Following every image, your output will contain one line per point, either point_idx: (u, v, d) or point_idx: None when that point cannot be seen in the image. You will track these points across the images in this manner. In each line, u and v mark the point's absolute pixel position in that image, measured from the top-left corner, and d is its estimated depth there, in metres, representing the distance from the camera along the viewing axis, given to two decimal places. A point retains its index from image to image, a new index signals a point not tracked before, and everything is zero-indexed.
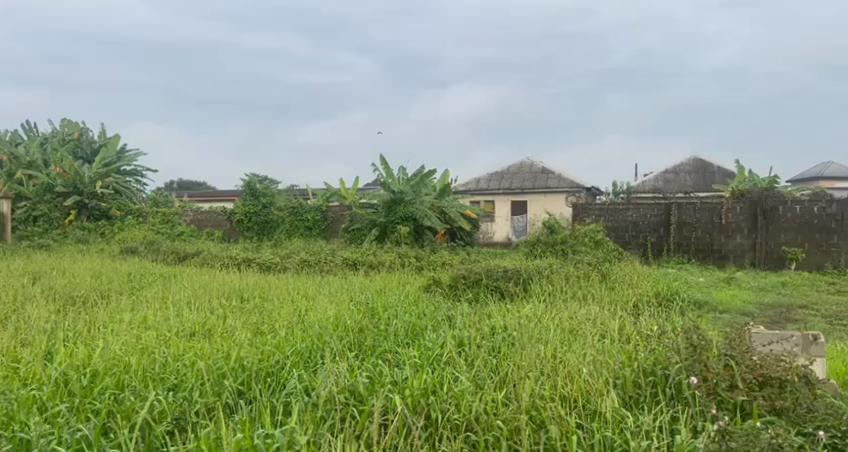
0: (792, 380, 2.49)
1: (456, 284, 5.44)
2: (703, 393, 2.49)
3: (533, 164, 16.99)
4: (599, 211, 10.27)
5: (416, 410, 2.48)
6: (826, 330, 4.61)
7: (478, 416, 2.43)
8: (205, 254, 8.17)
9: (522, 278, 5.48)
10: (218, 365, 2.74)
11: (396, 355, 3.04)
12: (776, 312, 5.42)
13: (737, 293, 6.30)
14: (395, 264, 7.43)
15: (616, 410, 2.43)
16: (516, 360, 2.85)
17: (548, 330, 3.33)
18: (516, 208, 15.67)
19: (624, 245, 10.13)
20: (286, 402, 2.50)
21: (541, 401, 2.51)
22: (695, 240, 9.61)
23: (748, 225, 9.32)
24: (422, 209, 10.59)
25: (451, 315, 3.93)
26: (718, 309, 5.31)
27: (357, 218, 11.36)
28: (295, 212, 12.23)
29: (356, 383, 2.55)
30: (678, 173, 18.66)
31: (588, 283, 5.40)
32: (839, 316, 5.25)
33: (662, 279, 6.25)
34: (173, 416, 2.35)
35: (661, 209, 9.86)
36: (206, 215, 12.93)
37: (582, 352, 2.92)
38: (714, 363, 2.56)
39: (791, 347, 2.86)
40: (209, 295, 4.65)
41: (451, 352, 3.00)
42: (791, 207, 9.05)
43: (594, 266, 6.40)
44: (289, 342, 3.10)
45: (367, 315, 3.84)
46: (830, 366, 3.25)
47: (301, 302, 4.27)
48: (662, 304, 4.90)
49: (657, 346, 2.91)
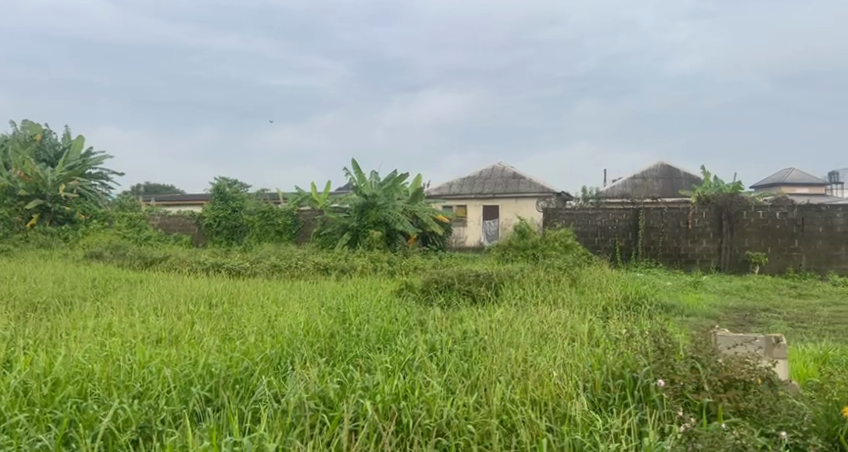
0: (756, 382, 2.55)
1: (429, 288, 5.45)
2: (670, 395, 2.53)
3: (504, 169, 17.13)
4: (569, 215, 10.35)
5: (386, 415, 2.46)
6: (788, 332, 4.74)
7: (450, 421, 2.43)
8: (172, 259, 8.03)
9: (493, 282, 5.52)
10: (185, 372, 2.70)
11: (367, 360, 3.02)
12: (740, 315, 5.55)
13: (703, 296, 6.42)
14: (367, 269, 7.42)
15: (585, 413, 2.46)
16: (487, 365, 2.86)
17: (519, 334, 3.35)
18: (488, 213, 15.76)
19: (593, 249, 10.21)
20: (254, 409, 2.47)
21: (511, 405, 2.52)
22: (662, 244, 9.78)
23: (713, 230, 9.53)
24: (394, 214, 10.58)
25: (423, 320, 3.93)
26: (684, 312, 5.41)
27: (329, 222, 11.30)
28: (266, 217, 12.08)
29: (327, 389, 2.53)
30: (645, 179, 19.00)
31: (558, 287, 5.46)
32: (800, 318, 5.40)
33: (630, 282, 6.36)
34: (138, 424, 2.30)
35: (629, 214, 10.00)
36: (174, 218, 12.76)
37: (552, 356, 2.95)
38: (681, 366, 2.61)
39: (755, 350, 2.92)
40: (176, 301, 4.57)
41: (422, 356, 3.00)
42: (754, 212, 9.28)
43: (564, 270, 6.46)
44: (258, 348, 3.07)
45: (338, 320, 3.81)
46: (792, 367, 3.34)
47: (271, 308, 4.22)
48: (630, 307, 4.98)
49: (626, 349, 2.95)
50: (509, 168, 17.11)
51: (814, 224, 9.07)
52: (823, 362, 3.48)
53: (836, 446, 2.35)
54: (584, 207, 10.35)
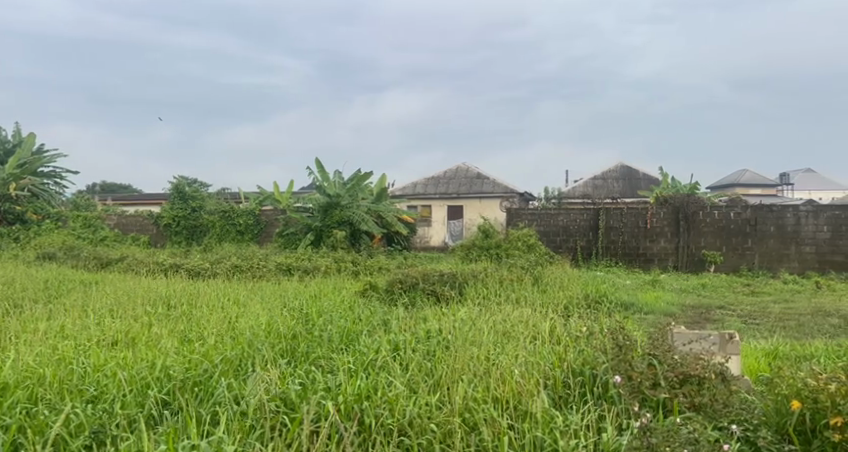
0: (710, 378, 2.61)
1: (393, 288, 5.44)
2: (627, 392, 2.58)
3: (468, 169, 17.23)
4: (532, 216, 10.46)
5: (349, 416, 2.45)
6: (741, 329, 4.88)
7: (412, 420, 2.43)
8: (129, 260, 7.84)
9: (456, 282, 5.55)
10: (142, 375, 2.64)
11: (329, 361, 3.01)
12: (696, 312, 5.70)
13: (661, 295, 6.58)
14: (331, 269, 7.37)
15: (546, 410, 2.49)
16: (450, 363, 2.87)
17: (483, 333, 3.37)
18: (452, 212, 15.83)
19: (555, 249, 10.35)
20: (213, 412, 2.42)
21: (473, 403, 2.54)
22: (622, 244, 9.96)
23: (671, 230, 9.74)
24: (358, 213, 10.54)
25: (387, 320, 3.92)
26: (643, 310, 5.52)
27: (292, 222, 11.19)
28: (226, 217, 11.90)
29: (288, 391, 2.51)
30: (605, 180, 19.36)
31: (521, 286, 5.52)
32: (753, 315, 5.57)
33: (591, 281, 6.47)
34: (91, 429, 2.24)
35: (590, 214, 10.17)
36: (132, 218, 12.46)
37: (514, 354, 2.99)
38: (638, 363, 2.66)
39: (709, 346, 3.01)
40: (133, 303, 4.47)
41: (386, 356, 2.99)
42: (710, 212, 9.54)
43: (526, 269, 6.53)
44: (218, 351, 3.02)
45: (301, 321, 3.78)
46: (744, 362, 3.45)
47: (232, 309, 4.17)
48: (590, 305, 5.08)
49: (587, 347, 2.99)
50: (473, 169, 17.21)
51: (766, 223, 9.37)
52: (774, 358, 3.59)
53: (785, 438, 2.44)
54: (547, 208, 10.48)
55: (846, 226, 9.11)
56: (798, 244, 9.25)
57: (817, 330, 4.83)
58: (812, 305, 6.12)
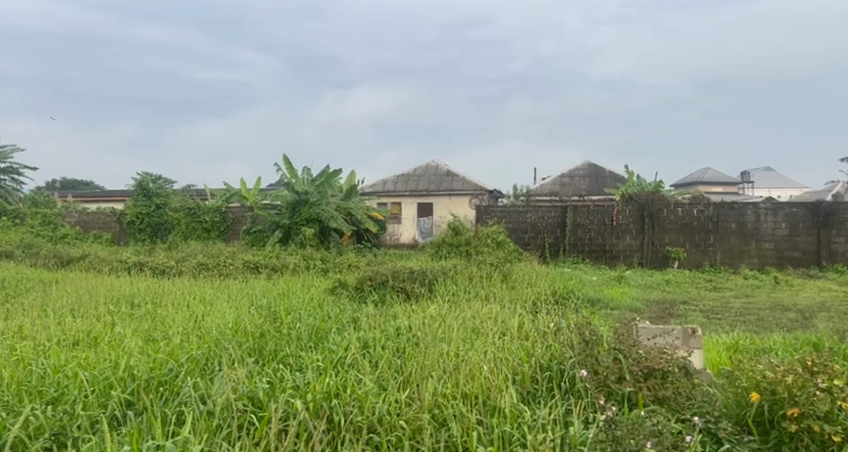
0: (674, 371, 2.66)
1: (363, 285, 5.43)
2: (593, 386, 2.63)
3: (438, 166, 17.25)
4: (501, 213, 10.52)
5: (317, 414, 2.44)
6: (704, 324, 5.00)
7: (381, 417, 2.43)
8: (92, 258, 7.66)
9: (427, 279, 5.55)
10: (104, 376, 2.59)
11: (298, 359, 2.98)
12: (660, 307, 5.81)
13: (627, 290, 6.69)
14: (300, 267, 7.30)
15: (515, 405, 2.51)
16: (419, 360, 2.87)
17: (452, 330, 3.39)
18: (422, 210, 15.85)
19: (524, 245, 10.44)
20: (178, 411, 2.39)
21: (443, 400, 2.55)
22: (588, 241, 10.10)
23: (636, 227, 9.91)
24: (327, 210, 10.46)
25: (357, 317, 3.91)
26: (609, 305, 5.61)
27: (260, 220, 11.08)
28: (192, 214, 11.72)
29: (255, 390, 2.48)
30: (572, 177, 19.57)
31: (490, 283, 5.54)
32: (716, 310, 5.70)
33: (558, 277, 6.54)
34: (51, 431, 2.19)
35: (558, 211, 10.28)
36: (93, 215, 12.13)
37: (483, 350, 3.01)
38: (604, 357, 2.71)
39: (673, 341, 3.07)
40: (95, 302, 4.37)
41: (355, 354, 2.98)
42: (674, 209, 9.74)
43: (495, 266, 6.57)
44: (184, 350, 2.97)
45: (269, 320, 3.74)
46: (706, 356, 3.53)
47: (197, 307, 4.10)
48: (558, 301, 5.14)
49: (554, 342, 3.03)
50: (442, 166, 17.24)
51: (728, 220, 9.60)
52: (734, 351, 3.68)
53: (745, 429, 2.51)
54: (515, 205, 10.56)
55: (803, 223, 9.38)
56: (758, 241, 9.51)
57: (776, 324, 4.97)
58: (770, 299, 6.31)
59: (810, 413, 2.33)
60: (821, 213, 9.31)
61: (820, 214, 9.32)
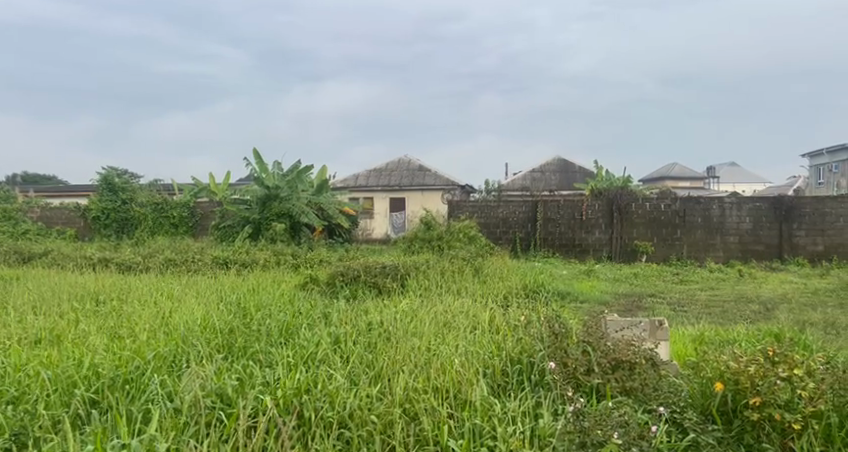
0: (640, 363, 2.70)
1: (334, 281, 5.40)
2: (562, 378, 2.66)
3: (410, 161, 17.25)
4: (473, 208, 10.56)
5: (287, 409, 2.42)
6: (670, 316, 5.10)
7: (352, 413, 2.42)
8: (55, 254, 7.47)
9: (399, 274, 5.54)
10: (67, 374, 2.53)
11: (267, 355, 2.95)
12: (629, 300, 5.91)
13: (596, 284, 6.78)
14: (270, 262, 7.24)
15: (485, 398, 2.53)
16: (391, 355, 2.87)
17: (423, 324, 3.39)
18: (394, 205, 15.84)
19: (495, 240, 10.50)
20: (145, 410, 2.35)
21: (414, 394, 2.54)
22: (559, 235, 10.20)
23: (605, 222, 10.04)
24: (298, 206, 10.38)
25: (328, 312, 3.90)
26: (579, 299, 5.69)
27: (229, 215, 10.96)
28: (159, 209, 11.52)
29: (224, 386, 2.45)
30: (543, 172, 19.74)
31: (462, 277, 5.57)
32: (682, 303, 5.81)
33: (529, 271, 6.59)
34: (11, 431, 2.14)
35: (528, 206, 10.35)
36: (56, 211, 11.84)
37: (454, 344, 3.03)
38: (573, 350, 2.75)
39: (640, 333, 3.12)
40: (58, 298, 4.28)
41: (326, 349, 2.97)
42: (642, 204, 9.90)
43: (466, 260, 6.60)
44: (150, 347, 2.93)
45: (238, 316, 3.69)
46: (673, 349, 3.60)
47: (165, 304, 4.04)
48: (529, 295, 5.19)
49: (524, 335, 3.06)
50: (414, 161, 17.23)
51: (695, 215, 9.79)
52: (700, 343, 3.76)
53: (709, 418, 2.57)
54: (487, 199, 10.61)
55: (766, 217, 9.60)
56: (723, 235, 9.72)
57: (740, 316, 5.09)
58: (735, 292, 6.46)
59: (772, 401, 2.39)
60: (783, 207, 9.55)
61: (783, 208, 9.55)
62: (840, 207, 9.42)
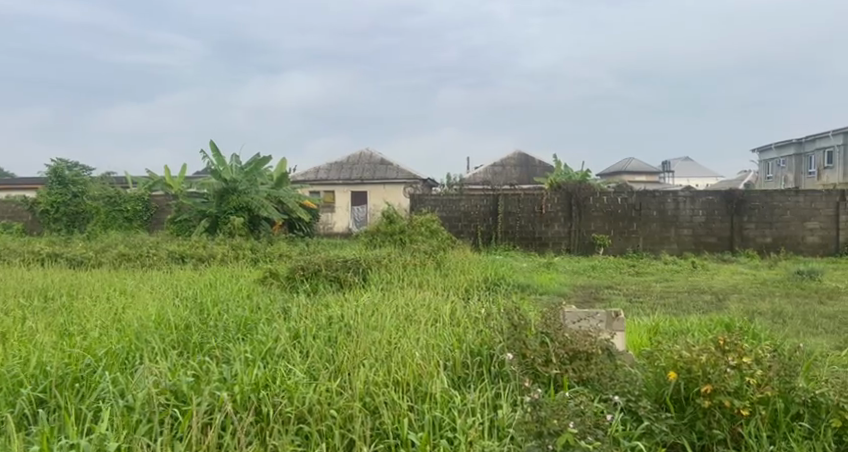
0: (597, 353, 2.75)
1: (294, 276, 5.34)
2: (521, 369, 2.69)
3: (371, 155, 17.18)
4: (434, 201, 10.55)
5: (245, 406, 2.39)
6: (626, 307, 5.22)
7: (311, 408, 2.40)
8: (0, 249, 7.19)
9: (360, 268, 5.51)
10: (13, 374, 2.45)
11: (225, 351, 2.90)
12: (586, 292, 6.03)
13: (555, 276, 6.88)
14: (228, 256, 7.12)
15: (446, 390, 2.54)
16: (351, 349, 2.85)
17: (384, 318, 3.38)
18: (356, 199, 15.78)
19: (457, 233, 10.53)
20: (96, 409, 2.28)
21: (374, 387, 2.54)
22: (519, 228, 10.30)
23: (564, 215, 10.18)
24: (257, 199, 10.23)
25: (287, 307, 3.85)
26: (538, 291, 5.77)
27: (185, 209, 10.72)
28: (112, 202, 11.16)
29: (179, 383, 2.40)
30: (505, 167, 19.90)
31: (424, 270, 5.58)
32: (638, 294, 5.94)
33: (490, 265, 6.64)
34: None
35: (489, 200, 10.41)
36: (3, 204, 11.49)
37: (415, 337, 3.03)
38: (532, 341, 2.79)
39: (597, 323, 3.18)
40: (3, 295, 4.11)
41: (285, 344, 2.93)
42: (600, 198, 10.08)
43: (429, 254, 6.61)
44: (103, 344, 2.84)
45: (195, 312, 3.62)
46: (628, 338, 3.68)
47: (117, 300, 3.92)
48: (490, 288, 5.24)
49: (485, 328, 3.09)
50: (376, 155, 17.16)
51: (650, 208, 10.01)
52: (654, 333, 3.85)
53: (663, 407, 2.63)
54: (449, 194, 10.62)
55: (718, 210, 9.89)
56: (677, 228, 9.97)
57: (693, 306, 5.24)
58: (688, 283, 6.64)
59: (722, 389, 2.45)
60: (734, 201, 9.85)
61: (734, 202, 9.85)
62: (787, 201, 9.75)
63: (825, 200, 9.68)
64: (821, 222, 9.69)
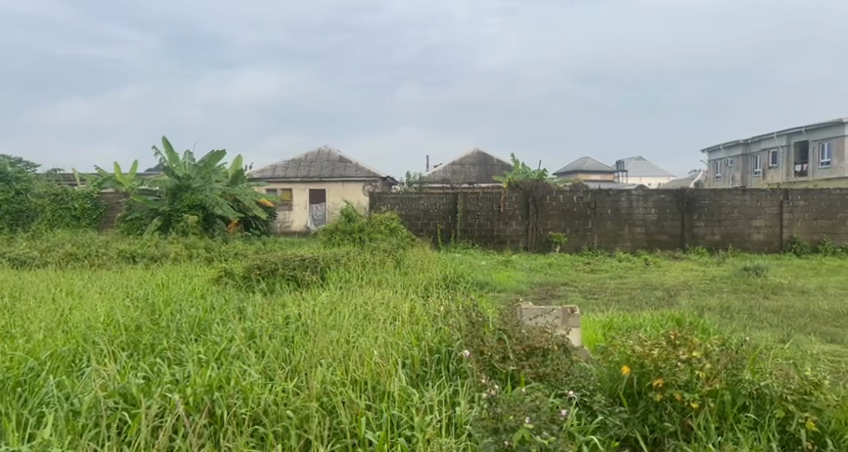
0: (553, 349, 2.79)
1: (250, 275, 5.26)
2: (479, 365, 2.71)
3: (330, 153, 17.04)
4: (394, 199, 10.53)
5: (198, 408, 2.34)
6: (581, 303, 5.31)
7: (267, 408, 2.36)
8: None
9: (318, 266, 5.46)
10: None
11: (178, 352, 2.82)
12: (543, 289, 6.11)
13: (513, 274, 6.95)
14: (181, 255, 6.96)
15: (404, 388, 2.53)
16: (309, 348, 2.82)
17: (342, 317, 3.35)
18: (314, 197, 15.63)
19: (416, 232, 10.54)
20: (39, 414, 2.20)
21: (331, 387, 2.51)
22: (478, 226, 10.36)
23: (522, 213, 10.29)
24: (211, 197, 10.03)
25: (243, 307, 3.78)
26: (497, 288, 5.81)
27: (136, 207, 10.43)
28: (58, 200, 10.79)
29: (128, 385, 2.33)
30: (463, 165, 20.00)
31: (383, 269, 5.56)
32: (593, 290, 6.06)
33: (449, 262, 6.67)
34: None
35: (449, 198, 10.44)
36: None
37: (373, 336, 3.01)
38: (489, 338, 2.81)
39: (553, 320, 3.21)
40: None
41: (240, 344, 2.87)
42: (556, 196, 10.23)
43: (388, 252, 6.60)
44: (47, 346, 2.74)
45: (147, 312, 3.52)
46: (584, 334, 3.74)
47: (64, 301, 3.79)
48: (449, 285, 5.25)
49: (443, 326, 3.09)
50: (334, 153, 17.02)
51: (604, 207, 10.21)
52: (609, 328, 3.93)
53: (616, 401, 2.68)
54: (408, 192, 10.61)
55: (670, 208, 10.15)
56: (631, 226, 10.19)
57: (646, 302, 5.37)
58: (641, 280, 6.80)
59: (673, 383, 2.50)
60: (685, 199, 10.12)
61: (684, 200, 10.12)
62: (735, 199, 10.07)
63: (770, 199, 10.03)
64: (766, 220, 10.04)
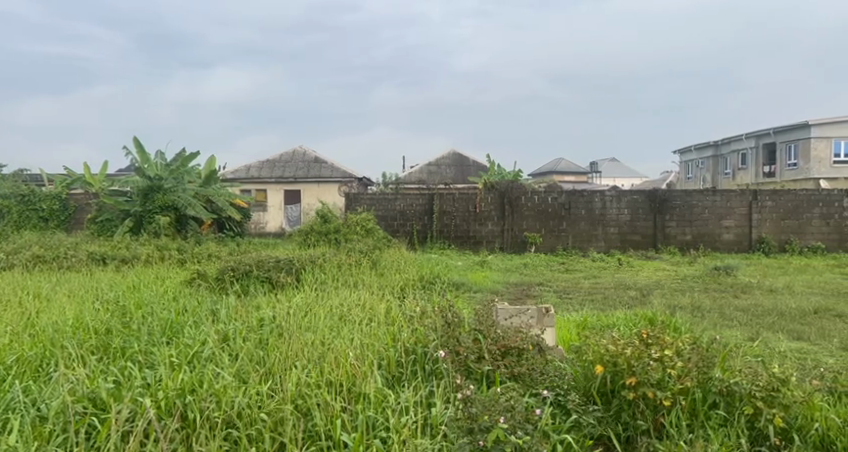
0: (527, 349, 2.82)
1: (223, 276, 5.20)
2: (454, 365, 2.71)
3: (305, 153, 16.93)
4: (370, 200, 10.50)
5: (169, 412, 2.30)
6: (556, 303, 5.35)
7: (240, 411, 2.34)
8: None
9: (293, 268, 5.42)
10: None
11: (149, 356, 2.78)
12: (519, 289, 6.15)
13: (489, 274, 6.98)
14: (153, 257, 6.86)
15: (379, 389, 2.52)
16: (283, 350, 2.80)
17: (317, 319, 3.33)
18: (289, 198, 15.52)
19: (392, 232, 10.53)
20: (4, 420, 2.15)
21: (306, 389, 2.49)
22: (454, 227, 10.39)
23: (497, 214, 10.35)
24: (184, 198, 9.89)
25: (216, 309, 3.73)
26: (473, 289, 5.84)
27: (107, 208, 10.25)
28: (26, 201, 10.58)
29: (98, 390, 2.28)
30: (439, 166, 20.04)
31: (359, 270, 5.54)
32: (567, 290, 6.12)
33: (425, 263, 6.67)
34: None
35: (425, 198, 10.46)
36: None
37: (349, 337, 3.00)
38: (465, 339, 2.82)
39: (528, 320, 3.22)
40: None
41: (213, 347, 2.84)
42: (532, 197, 10.31)
43: (364, 253, 6.59)
44: (13, 351, 2.68)
45: (117, 315, 3.46)
46: (559, 334, 3.77)
47: (31, 304, 3.70)
48: (424, 286, 5.25)
49: (419, 326, 3.09)
50: (310, 154, 16.91)
51: (578, 207, 10.31)
52: (583, 327, 3.97)
53: (590, 399, 2.70)
54: (384, 192, 10.59)
55: (643, 209, 10.29)
56: (604, 226, 10.31)
57: (619, 301, 5.44)
58: (614, 279, 6.89)
59: (646, 381, 2.54)
60: (657, 200, 10.26)
61: (657, 201, 10.27)
62: (705, 200, 10.25)
63: (739, 199, 10.22)
64: (736, 220, 10.23)
